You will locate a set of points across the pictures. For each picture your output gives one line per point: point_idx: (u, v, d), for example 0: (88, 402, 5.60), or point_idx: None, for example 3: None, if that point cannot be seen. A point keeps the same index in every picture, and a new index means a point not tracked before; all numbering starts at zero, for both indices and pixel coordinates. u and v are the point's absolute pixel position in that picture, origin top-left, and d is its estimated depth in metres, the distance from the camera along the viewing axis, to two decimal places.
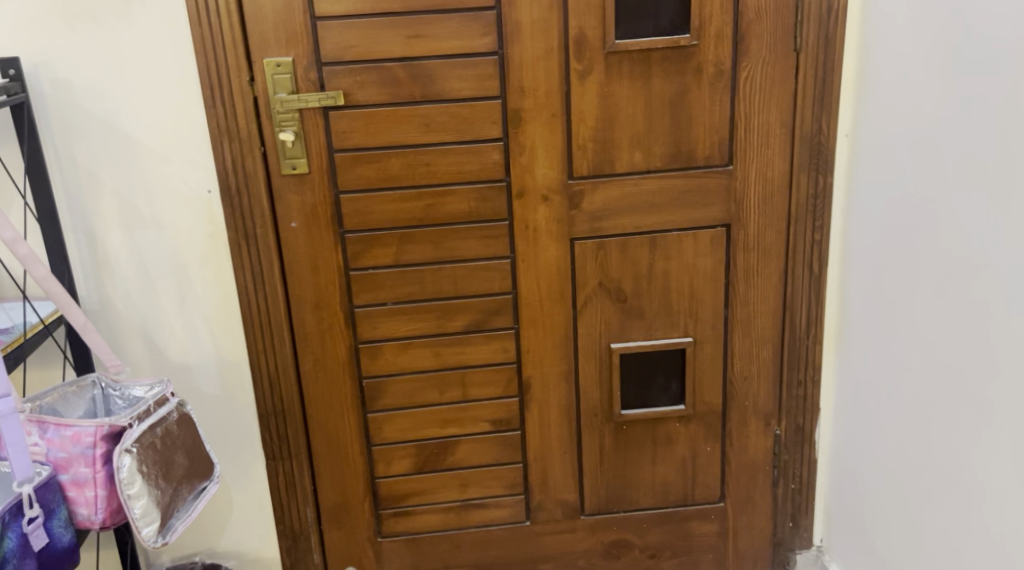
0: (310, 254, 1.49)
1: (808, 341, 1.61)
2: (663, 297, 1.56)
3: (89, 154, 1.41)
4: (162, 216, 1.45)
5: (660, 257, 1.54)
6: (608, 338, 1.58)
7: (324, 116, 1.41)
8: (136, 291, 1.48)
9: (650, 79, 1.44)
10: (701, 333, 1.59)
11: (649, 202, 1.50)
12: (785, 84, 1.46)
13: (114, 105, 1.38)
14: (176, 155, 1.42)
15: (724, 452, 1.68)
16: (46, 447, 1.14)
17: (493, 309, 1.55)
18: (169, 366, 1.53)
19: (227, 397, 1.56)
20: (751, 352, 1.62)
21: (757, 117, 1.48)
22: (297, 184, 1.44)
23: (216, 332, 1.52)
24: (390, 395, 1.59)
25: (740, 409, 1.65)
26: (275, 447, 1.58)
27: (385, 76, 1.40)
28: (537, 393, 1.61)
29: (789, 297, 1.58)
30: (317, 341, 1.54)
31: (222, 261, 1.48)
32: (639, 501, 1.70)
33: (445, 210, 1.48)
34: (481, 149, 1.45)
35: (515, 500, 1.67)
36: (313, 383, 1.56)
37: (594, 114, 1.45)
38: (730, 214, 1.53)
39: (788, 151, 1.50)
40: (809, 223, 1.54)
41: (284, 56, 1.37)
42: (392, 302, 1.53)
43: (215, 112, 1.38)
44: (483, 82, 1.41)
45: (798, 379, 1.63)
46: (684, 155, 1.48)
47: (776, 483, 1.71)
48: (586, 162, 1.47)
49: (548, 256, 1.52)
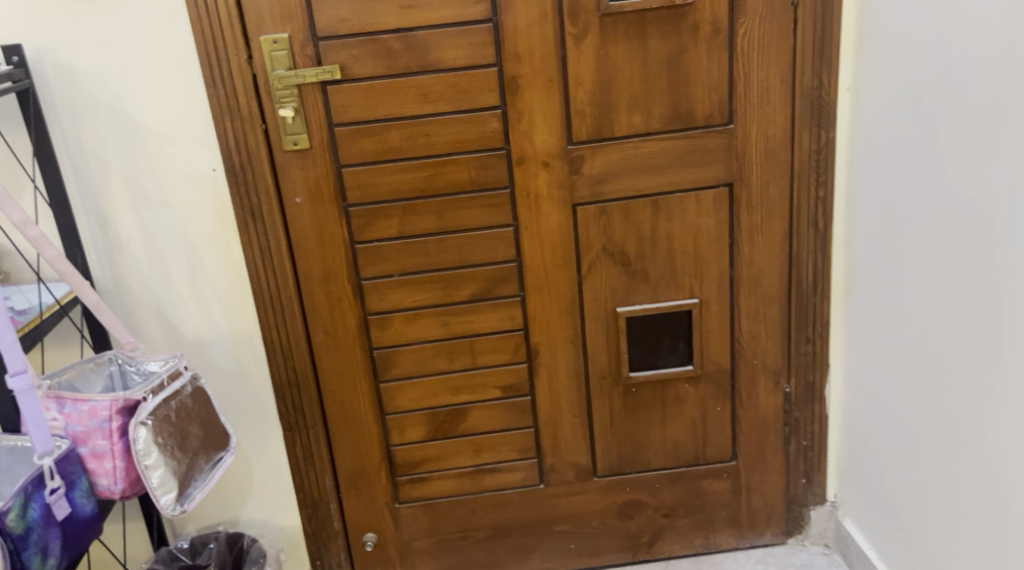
0: (315, 228, 1.51)
1: (815, 299, 1.59)
2: (667, 259, 1.56)
3: (95, 138, 1.43)
4: (170, 196, 1.48)
5: (664, 220, 1.53)
6: (614, 302, 1.59)
7: (323, 91, 1.42)
8: (149, 271, 1.52)
9: (646, 39, 1.41)
10: (707, 295, 1.58)
11: (651, 163, 1.49)
12: (784, 38, 1.43)
13: (117, 88, 1.41)
14: (180, 135, 1.44)
15: (735, 412, 1.69)
16: (64, 422, 1.17)
17: (499, 277, 1.57)
18: (185, 343, 1.57)
19: (243, 370, 1.60)
20: (758, 312, 1.60)
21: (757, 74, 1.44)
22: (300, 159, 1.46)
23: (228, 308, 1.55)
24: (401, 364, 1.62)
25: (750, 367, 1.65)
26: (291, 418, 1.63)
27: (380, 48, 1.40)
28: (545, 357, 1.63)
29: (795, 255, 1.56)
30: (327, 315, 1.57)
31: (230, 238, 1.51)
32: (651, 463, 1.72)
33: (446, 180, 1.49)
34: (478, 117, 1.45)
35: (528, 464, 1.71)
36: (325, 356, 1.60)
37: (592, 78, 1.43)
38: (733, 172, 1.50)
39: (790, 108, 1.47)
40: (812, 179, 1.51)
41: (281, 33, 1.38)
42: (398, 273, 1.55)
43: (216, 92, 1.40)
44: (479, 50, 1.41)
45: (807, 336, 1.62)
46: (683, 116, 1.46)
47: (787, 441, 1.72)
48: (585, 127, 1.46)
49: (551, 223, 1.53)
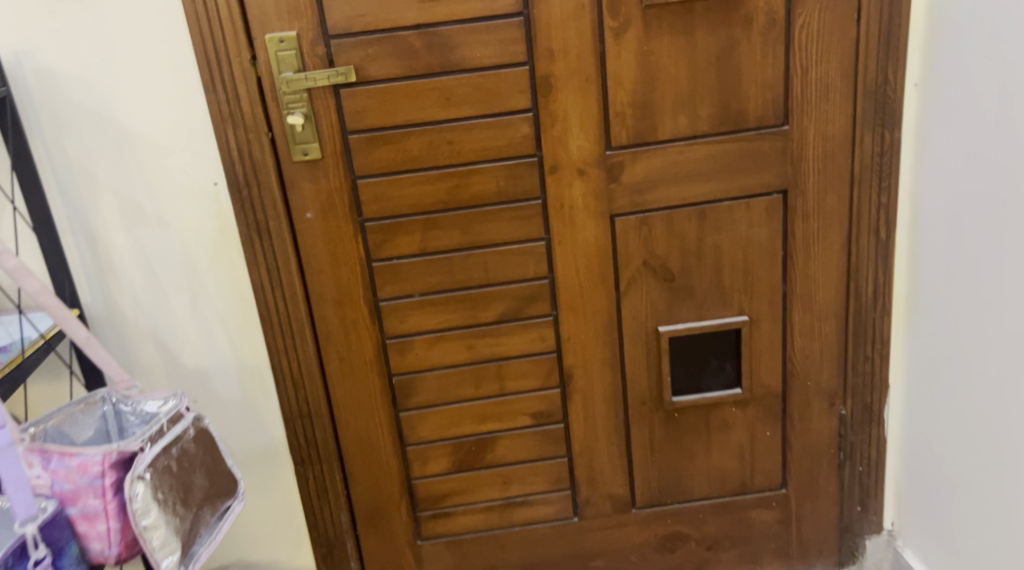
0: (328, 246, 1.37)
1: (875, 314, 1.45)
2: (713, 274, 1.42)
3: (81, 149, 1.29)
4: (166, 213, 1.33)
5: (711, 231, 1.39)
6: (656, 321, 1.45)
7: (336, 95, 1.29)
8: (145, 295, 1.38)
9: (692, 32, 1.27)
10: (758, 311, 1.45)
11: (697, 169, 1.35)
12: (847, 30, 1.28)
13: (105, 93, 1.26)
14: (176, 144, 1.30)
15: (786, 437, 1.55)
16: (50, 479, 1.03)
17: (529, 296, 1.43)
18: (185, 374, 1.43)
19: (249, 401, 1.46)
20: (813, 329, 1.47)
21: (816, 70, 1.30)
22: (311, 171, 1.32)
23: (233, 334, 1.41)
24: (423, 392, 1.49)
25: (802, 389, 1.51)
26: (303, 452, 1.49)
27: (399, 46, 1.26)
28: (579, 382, 1.49)
29: (854, 267, 1.42)
30: (341, 340, 1.44)
31: (233, 258, 1.37)
32: (694, 492, 1.59)
33: (472, 192, 1.36)
34: (508, 122, 1.31)
35: (561, 496, 1.57)
36: (340, 384, 1.47)
37: (633, 76, 1.29)
38: (787, 178, 1.36)
39: (851, 107, 1.32)
40: (875, 184, 1.36)
41: (287, 31, 1.25)
42: (420, 293, 1.42)
43: (215, 97, 1.26)
44: (508, 47, 1.27)
45: (865, 354, 1.48)
46: (733, 116, 1.32)
47: (841, 467, 1.58)
48: (624, 131, 1.32)
49: (587, 236, 1.39)
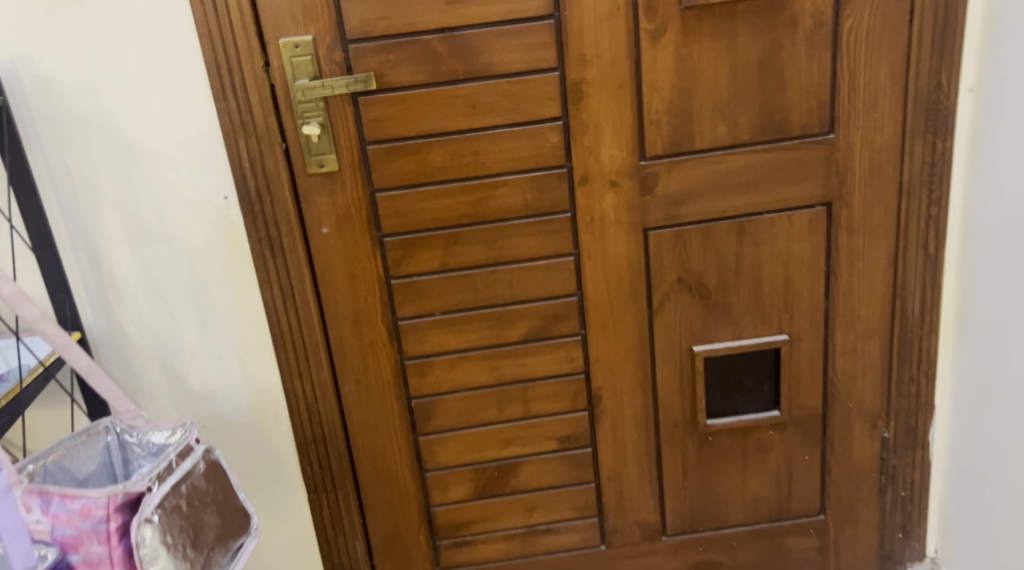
0: (345, 262, 1.29)
1: (922, 333, 1.37)
2: (752, 290, 1.34)
3: (82, 162, 1.21)
4: (173, 228, 1.25)
5: (750, 245, 1.31)
6: (690, 341, 1.37)
7: (354, 103, 1.21)
8: (150, 316, 1.30)
9: (733, 36, 1.20)
10: (798, 330, 1.37)
11: (736, 180, 1.27)
12: (898, 32, 1.21)
13: (108, 102, 1.19)
14: (183, 156, 1.22)
15: (825, 460, 1.47)
16: (50, 524, 0.95)
17: (556, 314, 1.35)
18: (193, 398, 1.35)
19: (260, 427, 1.38)
20: (855, 348, 1.39)
21: (864, 75, 1.22)
22: (327, 184, 1.25)
23: (243, 356, 1.33)
24: (443, 415, 1.41)
25: (843, 411, 1.43)
26: (317, 479, 1.41)
27: (421, 51, 1.19)
28: (609, 404, 1.41)
29: (901, 282, 1.34)
30: (358, 361, 1.36)
31: (244, 276, 1.29)
32: (728, 518, 1.51)
33: (497, 205, 1.28)
34: (536, 131, 1.23)
35: (588, 524, 1.49)
36: (356, 408, 1.39)
37: (670, 82, 1.22)
38: (832, 190, 1.28)
39: (901, 114, 1.25)
40: (925, 196, 1.29)
41: (303, 35, 1.17)
42: (441, 312, 1.34)
43: (226, 106, 1.18)
44: (537, 52, 1.19)
45: (911, 375, 1.41)
46: (776, 125, 1.24)
47: (883, 492, 1.50)
48: (660, 140, 1.25)
49: (618, 251, 1.31)
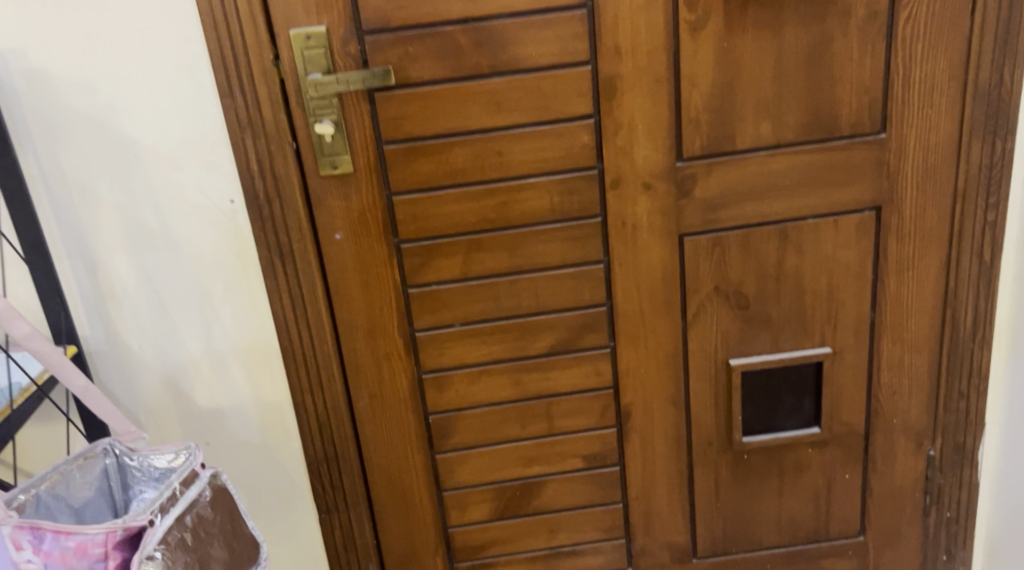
0: (359, 270, 1.21)
1: (974, 345, 1.29)
2: (793, 300, 1.26)
3: (78, 163, 1.13)
4: (175, 234, 1.17)
5: (793, 252, 1.23)
6: (727, 353, 1.29)
7: (370, 99, 1.12)
8: (152, 328, 1.21)
9: (781, 27, 1.11)
10: (842, 342, 1.29)
11: (779, 183, 1.19)
12: (958, 24, 1.12)
13: (106, 98, 1.10)
14: (186, 157, 1.13)
15: (866, 479, 1.39)
16: (43, 564, 0.87)
17: (584, 325, 1.26)
18: (197, 414, 1.27)
19: (269, 444, 1.30)
20: (903, 361, 1.30)
21: (920, 70, 1.14)
22: (340, 187, 1.16)
23: (251, 369, 1.25)
24: (463, 432, 1.32)
25: (887, 428, 1.35)
26: (329, 499, 1.33)
27: (443, 44, 1.10)
28: (638, 420, 1.33)
29: (952, 291, 1.26)
30: (372, 375, 1.27)
31: (252, 285, 1.20)
32: (762, 540, 1.42)
33: (522, 209, 1.19)
34: (566, 129, 1.15)
35: (614, 546, 1.41)
36: (370, 424, 1.30)
37: (711, 77, 1.13)
38: (882, 193, 1.20)
39: (958, 112, 1.16)
40: (981, 199, 1.20)
41: (315, 26, 1.08)
42: (461, 323, 1.25)
43: (232, 103, 1.10)
44: (569, 44, 1.11)
45: (961, 389, 1.32)
46: (824, 123, 1.16)
47: (927, 512, 1.41)
48: (698, 139, 1.16)
49: (651, 258, 1.23)
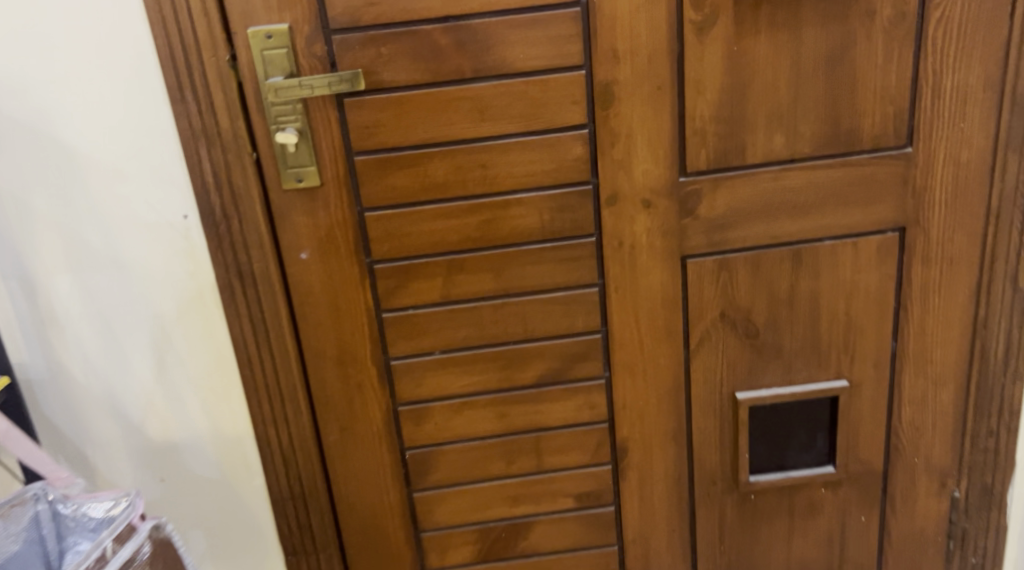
0: (328, 294, 1.10)
1: (1006, 379, 1.17)
2: (807, 328, 1.14)
3: (12, 174, 1.01)
4: (122, 253, 1.05)
5: (808, 276, 1.11)
6: (733, 386, 1.17)
7: (338, 105, 1.01)
8: (98, 355, 1.10)
9: (798, 29, 1.00)
10: (859, 375, 1.17)
11: (793, 201, 1.07)
12: (994, 27, 1.01)
13: (42, 104, 0.99)
14: (133, 169, 1.02)
15: (884, 522, 1.27)
16: None
17: (576, 355, 1.15)
18: (150, 449, 1.15)
19: (230, 482, 1.18)
20: (926, 395, 1.19)
21: (951, 78, 1.03)
22: (307, 201, 1.05)
23: (208, 401, 1.13)
24: (443, 469, 1.21)
25: (908, 467, 1.23)
26: (295, 541, 1.21)
27: (420, 45, 0.99)
28: (636, 458, 1.21)
29: (982, 320, 1.14)
30: (343, 407, 1.16)
31: (208, 309, 1.09)
32: None
33: (509, 227, 1.08)
34: (557, 140, 1.03)
35: None
36: (341, 461, 1.19)
37: (719, 84, 1.02)
38: (906, 213, 1.09)
39: (993, 124, 1.05)
40: (1016, 221, 1.09)
41: (276, 24, 0.97)
42: (441, 351, 1.14)
43: (184, 109, 0.99)
44: (560, 46, 0.99)
45: (990, 427, 1.20)
46: (844, 135, 1.05)
47: (950, 558, 1.29)
48: (704, 152, 1.05)
49: (651, 282, 1.11)
